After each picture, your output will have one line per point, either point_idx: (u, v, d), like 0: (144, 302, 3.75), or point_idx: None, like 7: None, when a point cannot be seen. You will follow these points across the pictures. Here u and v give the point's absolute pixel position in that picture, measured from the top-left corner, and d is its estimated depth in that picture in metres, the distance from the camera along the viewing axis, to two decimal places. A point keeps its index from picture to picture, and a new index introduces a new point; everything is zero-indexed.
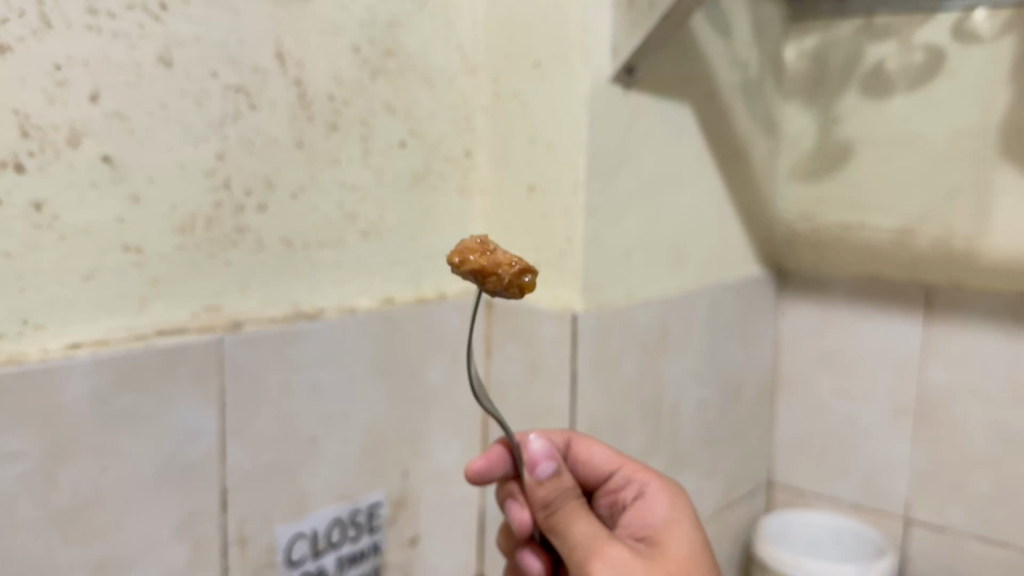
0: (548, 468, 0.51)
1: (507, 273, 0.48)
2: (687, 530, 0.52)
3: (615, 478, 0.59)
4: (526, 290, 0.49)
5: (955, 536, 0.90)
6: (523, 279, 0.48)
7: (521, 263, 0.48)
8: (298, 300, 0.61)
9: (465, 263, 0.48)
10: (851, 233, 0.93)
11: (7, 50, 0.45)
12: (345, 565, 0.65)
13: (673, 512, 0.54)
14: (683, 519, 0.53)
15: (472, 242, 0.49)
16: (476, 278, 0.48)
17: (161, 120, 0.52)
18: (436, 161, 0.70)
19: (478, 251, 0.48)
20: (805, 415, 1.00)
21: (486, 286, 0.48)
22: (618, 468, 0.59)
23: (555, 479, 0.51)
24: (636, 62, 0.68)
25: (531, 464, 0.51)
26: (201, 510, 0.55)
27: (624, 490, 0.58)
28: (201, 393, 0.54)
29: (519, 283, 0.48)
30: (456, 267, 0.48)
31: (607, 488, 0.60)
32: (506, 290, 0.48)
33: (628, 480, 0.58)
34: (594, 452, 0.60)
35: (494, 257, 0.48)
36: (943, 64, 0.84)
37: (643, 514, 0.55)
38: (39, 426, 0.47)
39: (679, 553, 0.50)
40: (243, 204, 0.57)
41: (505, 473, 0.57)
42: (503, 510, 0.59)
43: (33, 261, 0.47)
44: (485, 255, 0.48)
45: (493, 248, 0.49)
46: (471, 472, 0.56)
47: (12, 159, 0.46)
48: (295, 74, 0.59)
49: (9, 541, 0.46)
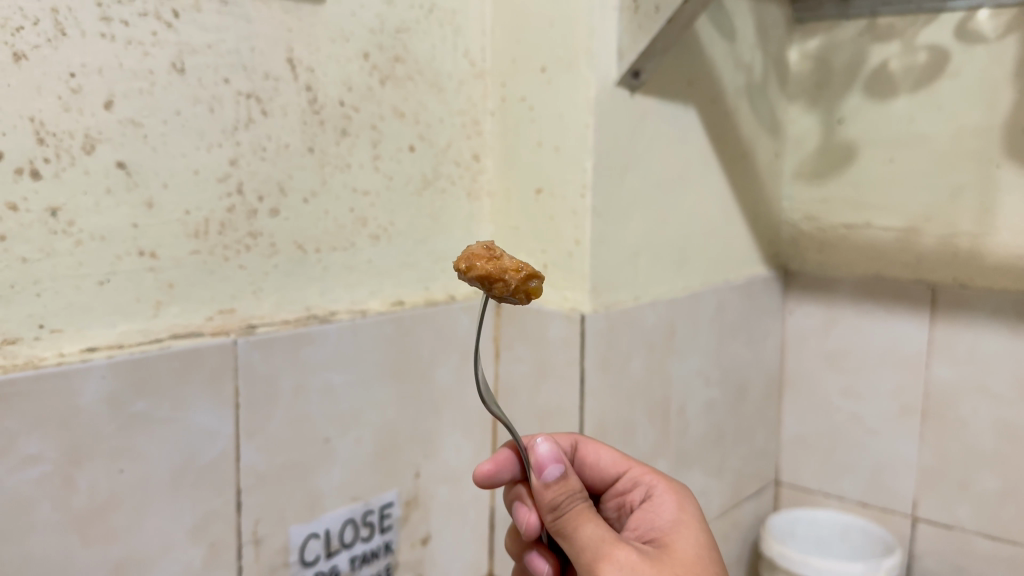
0: (555, 471, 0.51)
1: (513, 279, 0.48)
2: (694, 531, 0.53)
3: (623, 481, 0.60)
4: (533, 295, 0.49)
5: (963, 534, 0.90)
6: (529, 284, 0.49)
7: (527, 268, 0.49)
8: (311, 303, 0.62)
9: (471, 270, 0.48)
10: (857, 232, 0.93)
11: (22, 59, 0.46)
12: (358, 564, 0.66)
13: (681, 514, 0.54)
14: (690, 521, 0.54)
15: (478, 248, 0.50)
16: (483, 284, 0.49)
17: (174, 126, 0.52)
18: (444, 165, 0.71)
19: (485, 258, 0.49)
20: (812, 414, 1.00)
21: (494, 291, 0.49)
22: (625, 471, 0.60)
23: (562, 483, 0.51)
24: (642, 65, 0.69)
25: (539, 467, 0.52)
26: (217, 510, 0.56)
27: (631, 493, 0.59)
28: (217, 395, 0.55)
29: (526, 288, 0.49)
30: (463, 273, 0.49)
31: (615, 491, 0.60)
32: (513, 295, 0.49)
33: (636, 482, 0.59)
34: (601, 454, 0.61)
35: (501, 263, 0.49)
36: (947, 64, 0.85)
37: (650, 516, 0.55)
38: (57, 429, 0.48)
39: (686, 555, 0.50)
40: (256, 208, 0.57)
41: (513, 476, 0.58)
42: (510, 513, 0.59)
43: (50, 267, 0.48)
44: (492, 261, 0.49)
45: (500, 254, 0.50)
46: (480, 475, 0.57)
47: (29, 165, 0.47)
48: (306, 80, 0.59)
49: (29, 542, 0.47)
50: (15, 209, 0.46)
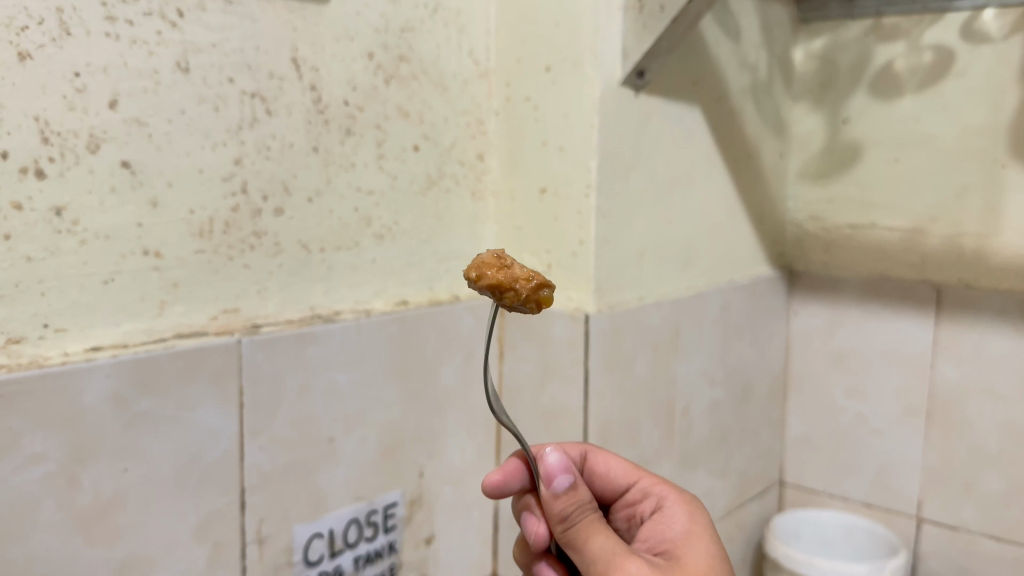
0: (564, 481, 0.51)
1: (524, 288, 0.48)
2: (705, 543, 0.53)
3: (632, 491, 0.60)
4: (544, 304, 0.49)
5: (968, 535, 0.90)
6: (540, 293, 0.49)
7: (538, 277, 0.49)
8: (314, 303, 0.62)
9: (482, 279, 0.48)
10: (862, 232, 0.93)
11: (27, 58, 0.46)
12: (361, 564, 0.66)
13: (692, 525, 0.54)
14: (701, 532, 0.54)
15: (489, 256, 0.50)
16: (494, 294, 0.48)
17: (179, 125, 0.52)
18: (449, 164, 0.71)
19: (495, 266, 0.49)
20: (817, 414, 1.00)
21: (504, 300, 0.49)
22: (636, 481, 0.60)
23: (571, 493, 0.51)
24: (646, 64, 0.69)
25: (547, 478, 0.51)
26: (221, 510, 0.56)
27: (642, 503, 0.59)
28: (221, 395, 0.55)
29: (537, 297, 0.49)
30: (474, 282, 0.49)
31: (625, 501, 0.60)
32: (524, 304, 0.49)
33: (646, 493, 0.59)
34: (610, 464, 0.60)
35: (511, 271, 0.49)
36: (952, 64, 0.84)
37: (661, 527, 0.55)
38: (62, 428, 0.48)
39: (697, 566, 0.50)
40: (261, 207, 0.57)
41: (522, 487, 0.58)
42: (519, 523, 0.59)
43: (54, 266, 0.48)
44: (503, 269, 0.49)
45: (510, 262, 0.49)
46: (489, 486, 0.57)
47: (34, 165, 0.46)
48: (310, 80, 0.59)
49: (33, 541, 0.47)
50: (19, 208, 0.46)
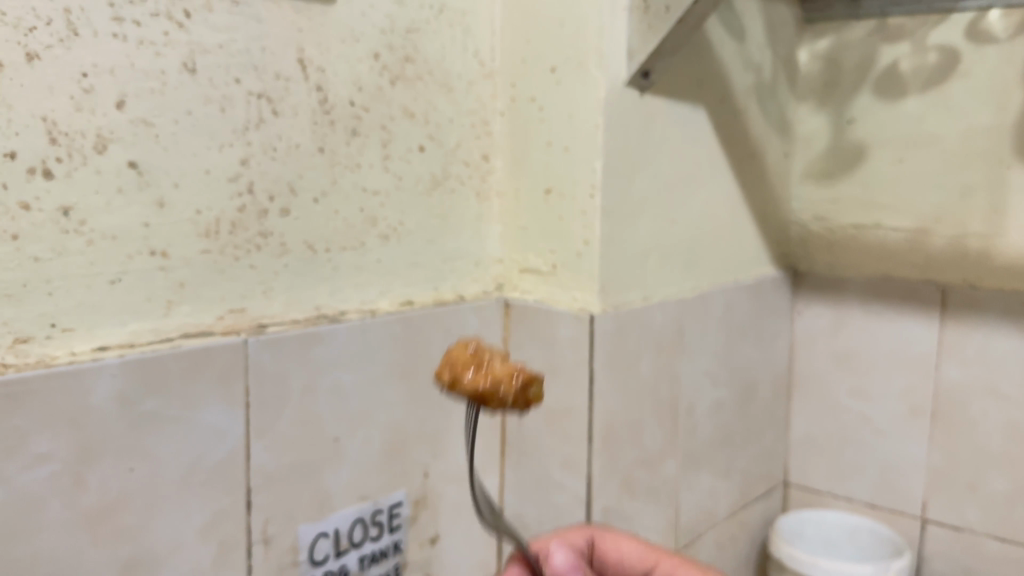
0: None
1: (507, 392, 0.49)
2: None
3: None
4: (533, 401, 0.51)
5: (972, 535, 0.90)
6: (525, 391, 0.51)
7: (521, 376, 0.50)
8: (320, 303, 0.62)
9: (461, 385, 0.50)
10: (865, 233, 0.93)
11: (34, 58, 0.46)
12: (367, 564, 0.66)
13: None
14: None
15: (466, 355, 0.52)
16: (476, 399, 0.50)
17: (186, 126, 0.53)
18: (454, 165, 0.71)
19: (473, 368, 0.51)
20: (821, 415, 0.99)
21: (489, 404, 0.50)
22: (652, 565, 0.63)
23: None
24: (652, 65, 0.69)
25: None
26: (227, 510, 0.56)
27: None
28: (227, 395, 0.55)
29: (523, 396, 0.50)
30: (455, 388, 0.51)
31: None
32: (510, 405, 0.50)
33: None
34: (623, 549, 0.64)
35: (489, 372, 0.51)
36: (957, 65, 0.84)
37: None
38: (68, 428, 0.48)
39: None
40: (266, 207, 0.57)
41: None
42: None
43: (62, 266, 0.48)
44: (481, 372, 0.51)
45: (488, 361, 0.51)
46: None
47: (41, 165, 0.47)
48: (316, 80, 0.59)
49: (39, 541, 0.47)
50: (27, 208, 0.46)
